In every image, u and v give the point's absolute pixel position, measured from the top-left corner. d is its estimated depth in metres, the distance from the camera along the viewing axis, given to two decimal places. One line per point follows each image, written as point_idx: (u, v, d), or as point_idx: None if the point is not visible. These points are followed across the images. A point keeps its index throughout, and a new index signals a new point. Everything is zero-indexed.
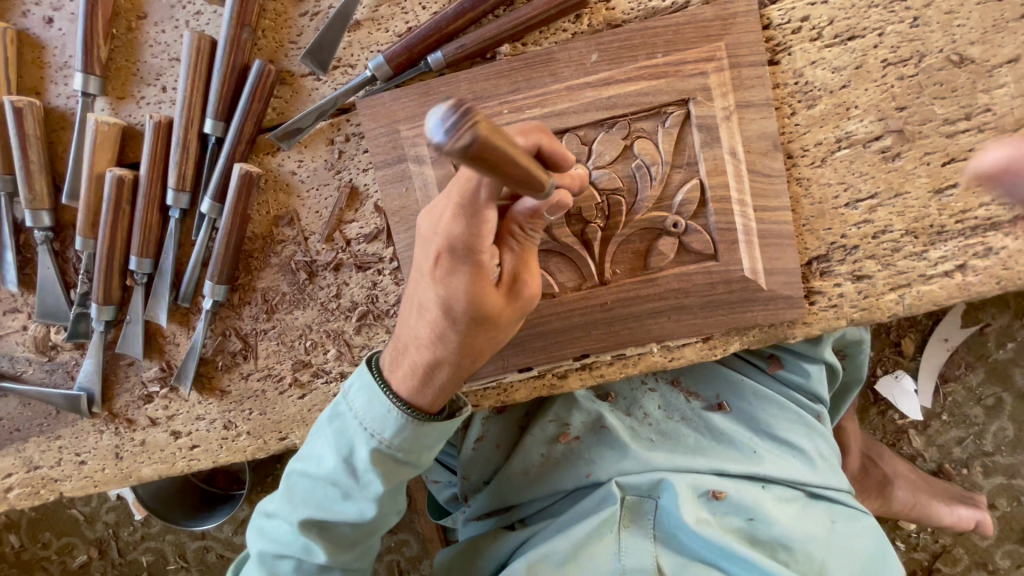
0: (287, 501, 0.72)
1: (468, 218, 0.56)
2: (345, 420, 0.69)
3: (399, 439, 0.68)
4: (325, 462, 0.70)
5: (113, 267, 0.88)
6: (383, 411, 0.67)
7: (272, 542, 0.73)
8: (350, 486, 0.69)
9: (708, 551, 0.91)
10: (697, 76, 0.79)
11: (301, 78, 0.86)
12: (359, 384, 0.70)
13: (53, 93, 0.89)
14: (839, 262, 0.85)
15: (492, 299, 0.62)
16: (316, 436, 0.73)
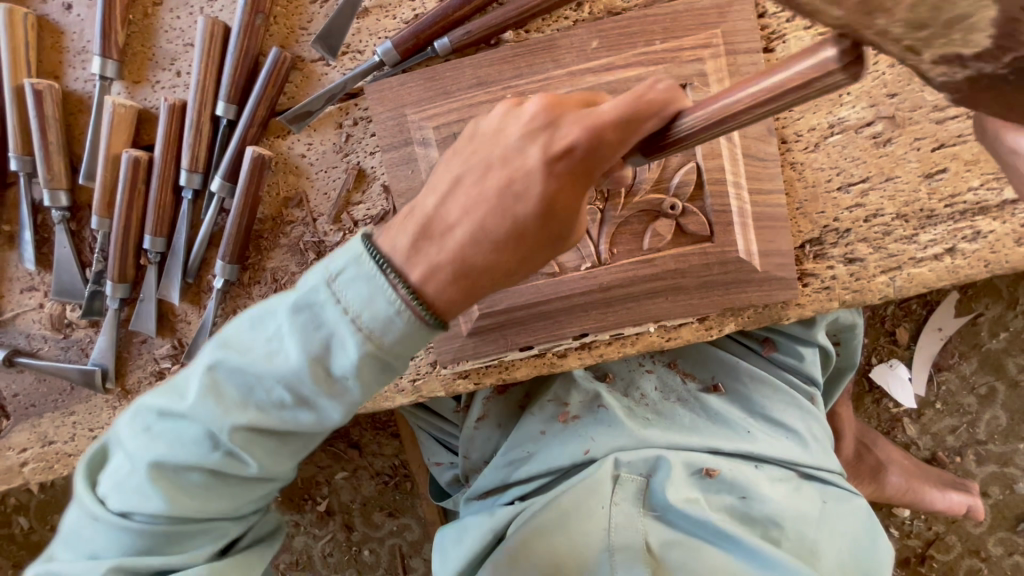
0: (215, 404, 0.58)
1: (624, 132, 0.55)
2: (325, 312, 0.56)
3: (395, 349, 0.57)
4: (284, 362, 0.57)
5: (128, 246, 0.91)
6: (383, 309, 0.55)
7: (180, 449, 0.60)
8: (312, 394, 0.58)
9: (695, 526, 0.94)
10: (694, 62, 0.81)
11: (312, 64, 0.89)
12: (354, 271, 0.56)
13: (72, 77, 0.92)
14: (831, 245, 0.88)
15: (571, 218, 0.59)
16: (271, 328, 0.58)
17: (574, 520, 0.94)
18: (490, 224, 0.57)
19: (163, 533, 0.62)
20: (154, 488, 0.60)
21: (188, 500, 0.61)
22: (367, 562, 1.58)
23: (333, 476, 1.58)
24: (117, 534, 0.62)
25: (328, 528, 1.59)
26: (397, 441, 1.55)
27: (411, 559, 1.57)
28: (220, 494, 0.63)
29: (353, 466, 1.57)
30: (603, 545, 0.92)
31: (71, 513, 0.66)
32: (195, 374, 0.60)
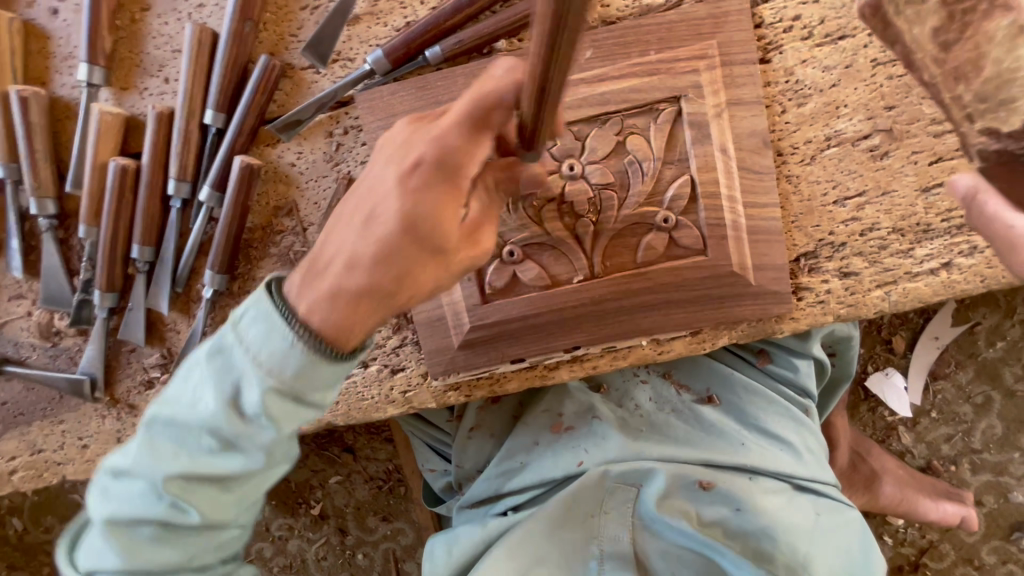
0: (150, 455, 0.62)
1: (470, 132, 0.57)
2: (233, 356, 0.60)
3: (298, 380, 0.59)
4: (203, 409, 0.60)
5: (115, 255, 0.90)
6: (282, 343, 0.58)
7: (128, 503, 0.63)
8: (233, 435, 0.60)
9: (681, 535, 0.97)
10: (689, 74, 0.80)
11: (302, 71, 0.88)
12: (254, 313, 0.60)
13: (58, 83, 0.90)
14: (826, 259, 0.87)
15: (448, 230, 0.59)
16: (192, 380, 0.62)
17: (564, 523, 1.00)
18: (363, 252, 0.59)
19: None
20: (111, 544, 0.63)
21: (142, 555, 0.63)
22: (360, 566, 1.58)
23: (326, 480, 1.57)
24: None
25: (322, 531, 1.59)
26: (391, 445, 1.55)
27: (404, 563, 1.57)
28: (171, 549, 0.63)
29: (346, 470, 1.57)
30: (592, 552, 0.98)
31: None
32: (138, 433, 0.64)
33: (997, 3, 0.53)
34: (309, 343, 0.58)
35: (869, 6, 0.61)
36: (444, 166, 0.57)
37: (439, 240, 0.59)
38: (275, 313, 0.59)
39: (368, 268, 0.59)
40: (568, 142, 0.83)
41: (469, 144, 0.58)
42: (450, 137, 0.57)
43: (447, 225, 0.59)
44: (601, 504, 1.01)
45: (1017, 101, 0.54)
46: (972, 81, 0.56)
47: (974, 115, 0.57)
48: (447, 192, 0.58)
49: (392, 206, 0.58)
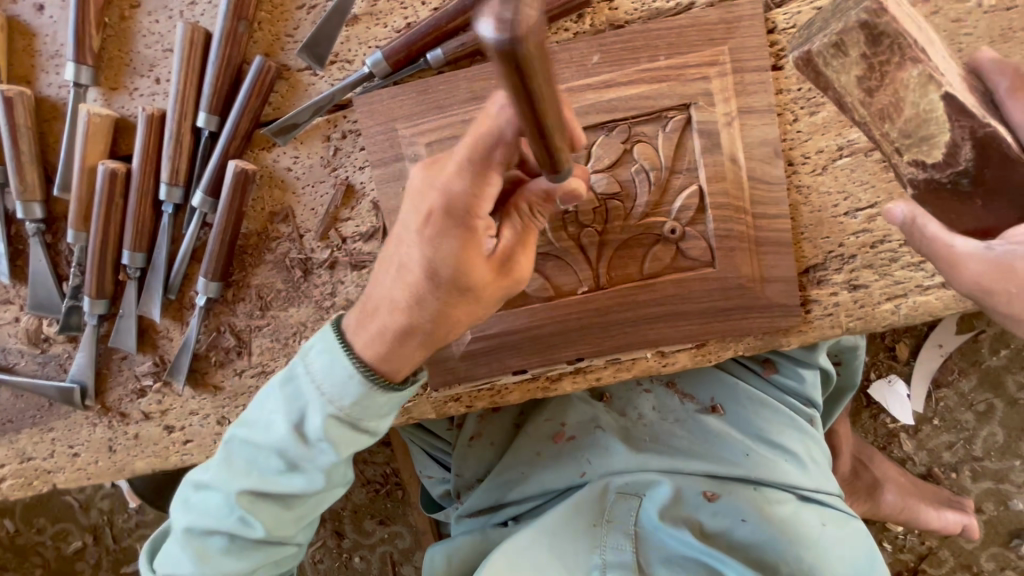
0: (225, 472, 0.69)
1: (474, 177, 0.57)
2: (300, 386, 0.67)
3: (357, 408, 0.66)
4: (273, 433, 0.67)
5: (106, 261, 0.87)
6: (343, 376, 0.65)
7: (203, 515, 0.70)
8: (299, 457, 0.67)
9: (686, 547, 0.94)
10: (699, 81, 0.77)
11: (299, 73, 0.85)
12: (321, 346, 0.67)
13: (44, 83, 0.87)
14: (836, 271, 0.85)
15: (473, 270, 0.62)
16: (264, 405, 0.69)
17: (565, 532, 0.96)
18: (402, 294, 0.64)
19: None
20: (186, 554, 0.69)
21: (211, 563, 0.69)
22: (357, 569, 1.56)
23: None
24: None
25: (318, 534, 1.58)
26: (389, 449, 1.53)
27: (401, 568, 1.55)
28: (237, 560, 0.70)
29: None
30: (594, 563, 0.93)
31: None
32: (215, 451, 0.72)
33: (908, 54, 0.55)
34: (368, 375, 0.65)
35: (800, 57, 0.57)
36: (455, 211, 0.59)
37: (466, 278, 0.62)
38: (337, 347, 0.66)
39: (406, 308, 0.64)
40: (573, 150, 0.80)
41: (471, 184, 0.58)
42: (455, 181, 0.58)
43: (473, 264, 0.61)
44: (603, 514, 0.98)
45: (936, 138, 0.57)
46: (896, 121, 0.57)
47: (902, 149, 0.59)
48: (463, 236, 0.60)
49: (418, 251, 0.61)
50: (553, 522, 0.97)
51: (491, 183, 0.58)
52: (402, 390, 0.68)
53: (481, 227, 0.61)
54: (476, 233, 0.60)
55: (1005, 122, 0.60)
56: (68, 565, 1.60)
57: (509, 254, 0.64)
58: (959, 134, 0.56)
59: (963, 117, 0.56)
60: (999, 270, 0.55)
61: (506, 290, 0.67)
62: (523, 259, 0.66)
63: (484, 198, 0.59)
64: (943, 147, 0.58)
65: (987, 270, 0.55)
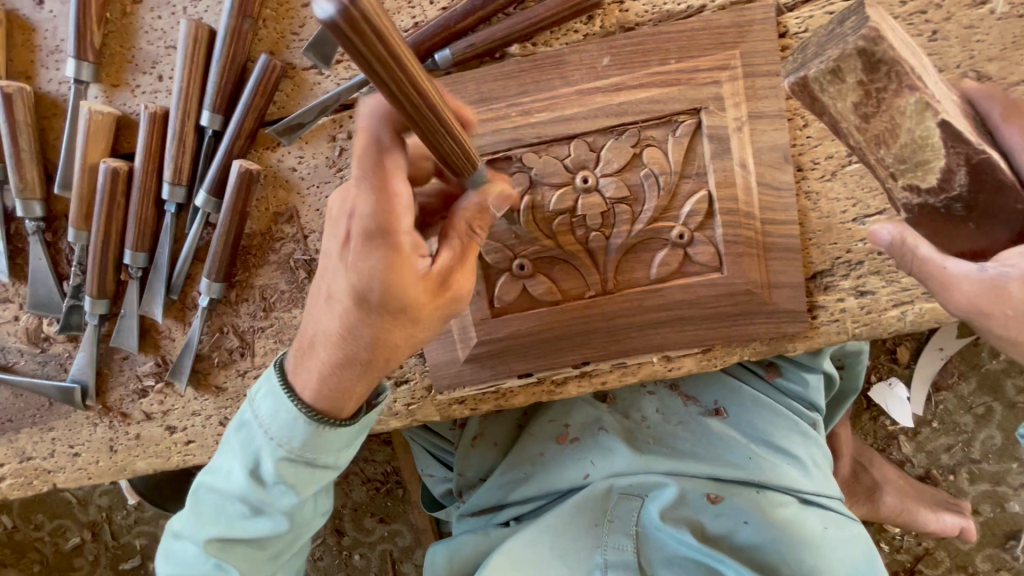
0: (196, 520, 0.72)
1: (377, 193, 0.53)
2: (252, 433, 0.69)
3: (307, 448, 0.68)
4: (232, 482, 0.69)
5: (107, 261, 0.86)
6: (290, 419, 0.66)
7: (182, 563, 0.72)
8: (259, 500, 0.69)
9: (687, 548, 0.94)
10: (710, 85, 0.77)
11: (304, 72, 0.83)
12: (266, 390, 0.69)
13: (44, 78, 0.86)
14: (843, 277, 0.85)
15: (409, 293, 0.59)
16: (223, 455, 0.72)
17: (565, 530, 0.96)
18: (341, 325, 0.62)
19: None
20: None
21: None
22: (357, 566, 1.56)
23: None
24: None
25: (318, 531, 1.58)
26: (390, 447, 1.53)
27: (401, 565, 1.55)
28: None
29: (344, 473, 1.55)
30: (595, 562, 0.93)
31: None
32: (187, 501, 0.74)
33: (906, 81, 0.50)
34: (314, 418, 0.67)
35: (795, 83, 0.52)
36: (374, 235, 0.55)
37: (402, 301, 0.59)
38: (282, 391, 0.68)
39: (348, 336, 0.63)
40: (582, 153, 0.79)
41: (382, 202, 0.54)
42: (367, 203, 0.54)
43: (407, 286, 0.58)
44: (605, 514, 0.98)
45: (931, 164, 0.53)
46: (891, 147, 0.53)
47: (895, 175, 0.55)
48: (390, 260, 0.56)
49: (347, 281, 0.59)
50: (553, 524, 0.97)
51: (401, 197, 0.55)
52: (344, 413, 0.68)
53: (407, 249, 0.57)
54: (403, 254, 0.57)
55: (1001, 147, 0.58)
56: (66, 561, 1.60)
57: (444, 269, 0.61)
58: (955, 160, 0.53)
59: (959, 143, 0.52)
60: (991, 294, 0.55)
61: (447, 306, 0.64)
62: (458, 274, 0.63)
63: (401, 215, 0.55)
64: (939, 173, 0.54)
65: (981, 293, 0.55)
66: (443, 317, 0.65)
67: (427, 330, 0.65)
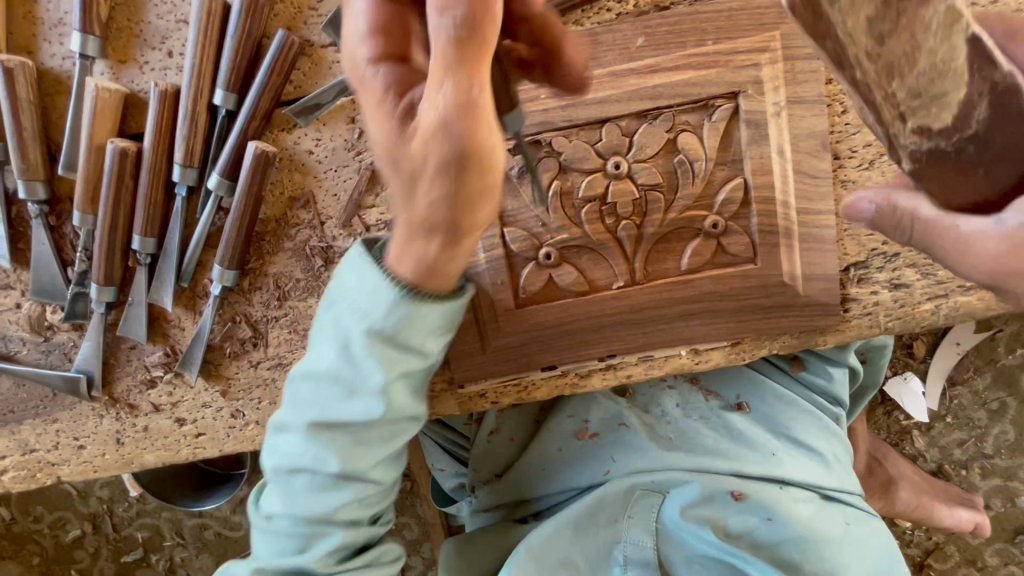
0: (291, 411, 0.68)
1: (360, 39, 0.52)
2: (340, 311, 0.64)
3: (398, 318, 0.60)
4: (325, 364, 0.65)
5: (115, 246, 0.82)
6: (378, 285, 0.60)
7: (283, 455, 0.68)
8: (351, 380, 0.64)
9: (707, 546, 0.93)
10: (749, 68, 0.74)
11: (322, 49, 0.80)
12: (353, 266, 0.64)
13: (47, 53, 0.81)
14: (878, 270, 0.83)
15: (394, 134, 0.49)
16: (315, 342, 0.67)
17: (584, 527, 0.95)
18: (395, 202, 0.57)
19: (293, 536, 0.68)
20: (275, 494, 0.69)
21: (300, 501, 0.67)
22: None
23: None
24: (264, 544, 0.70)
25: None
26: None
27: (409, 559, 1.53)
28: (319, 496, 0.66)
29: None
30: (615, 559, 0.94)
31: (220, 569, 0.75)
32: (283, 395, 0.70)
33: None
34: (402, 285, 0.59)
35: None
36: (359, 85, 0.53)
37: (394, 148, 0.50)
38: (371, 264, 0.62)
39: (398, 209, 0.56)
40: (614, 138, 0.76)
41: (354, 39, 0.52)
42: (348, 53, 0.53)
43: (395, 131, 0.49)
44: (624, 510, 0.97)
45: (948, 96, 0.44)
46: (908, 76, 0.44)
47: (906, 114, 0.46)
48: (374, 103, 0.51)
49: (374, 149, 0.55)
50: (572, 521, 0.95)
51: (381, 26, 0.52)
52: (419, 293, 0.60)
53: (392, 83, 0.51)
54: (391, 92, 0.50)
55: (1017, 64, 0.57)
56: (66, 553, 1.57)
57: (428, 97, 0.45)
58: (977, 89, 0.43)
59: (985, 67, 0.43)
60: (1014, 248, 0.48)
61: (451, 153, 0.46)
62: (437, 102, 0.44)
63: (371, 45, 0.51)
64: (955, 107, 0.44)
65: (1002, 248, 0.48)
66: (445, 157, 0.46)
67: (457, 192, 0.49)
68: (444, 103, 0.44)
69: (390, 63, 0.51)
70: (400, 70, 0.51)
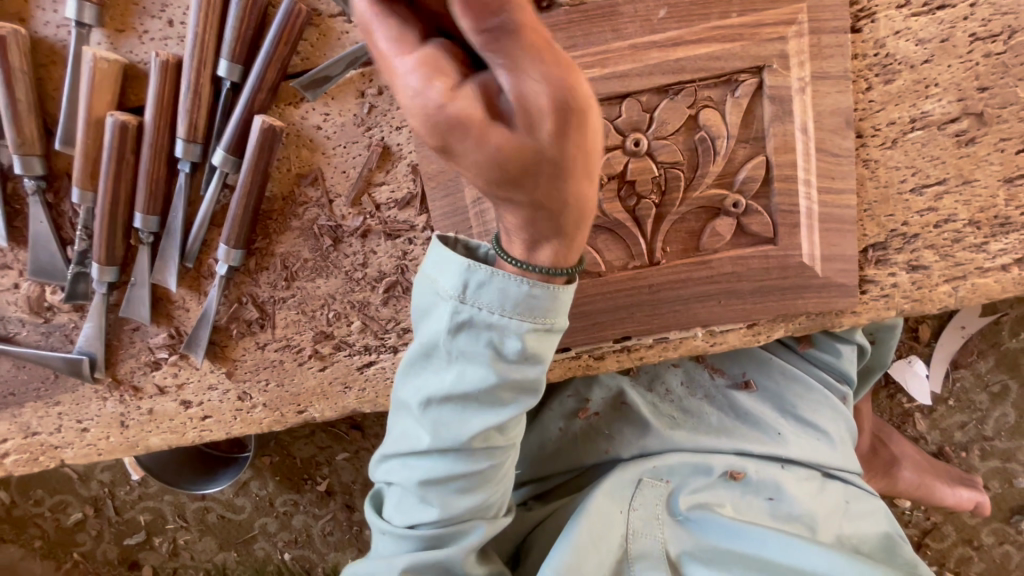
0: (433, 431, 0.64)
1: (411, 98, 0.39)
2: (477, 324, 0.58)
3: (555, 313, 0.57)
4: (471, 381, 0.60)
5: (116, 225, 0.80)
6: (525, 292, 0.55)
7: (433, 466, 0.67)
8: (507, 389, 0.61)
9: (715, 532, 0.89)
10: (775, 41, 0.72)
11: (331, 19, 0.76)
12: (479, 282, 0.56)
13: (41, 21, 0.77)
14: (896, 251, 0.81)
15: (506, 143, 0.40)
16: (440, 357, 0.61)
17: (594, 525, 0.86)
18: (510, 215, 0.49)
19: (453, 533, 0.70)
20: (429, 504, 0.69)
21: (454, 502, 0.68)
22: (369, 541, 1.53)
23: (333, 457, 1.49)
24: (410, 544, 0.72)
25: (327, 508, 1.52)
26: None
27: None
28: (478, 490, 0.69)
29: (354, 448, 1.48)
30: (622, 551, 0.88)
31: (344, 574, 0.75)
32: (412, 415, 0.67)
33: None
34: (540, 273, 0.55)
35: None
36: (443, 137, 0.40)
37: (520, 160, 0.41)
38: (501, 270, 0.55)
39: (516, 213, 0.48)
40: (634, 114, 0.74)
41: (404, 77, 0.39)
42: (406, 110, 0.40)
43: (507, 141, 0.40)
44: (629, 501, 0.91)
45: None
46: None
47: None
48: (464, 134, 0.40)
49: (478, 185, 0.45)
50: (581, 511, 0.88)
51: (423, 53, 0.39)
52: (554, 264, 0.54)
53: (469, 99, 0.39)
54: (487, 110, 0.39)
55: None
56: (68, 537, 1.56)
57: (518, 78, 0.38)
58: None
59: None
60: None
61: (567, 118, 0.40)
62: (533, 78, 0.38)
63: (431, 81, 0.38)
64: None
65: None
66: (586, 139, 0.42)
67: (586, 154, 0.42)
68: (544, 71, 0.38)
69: (459, 86, 0.39)
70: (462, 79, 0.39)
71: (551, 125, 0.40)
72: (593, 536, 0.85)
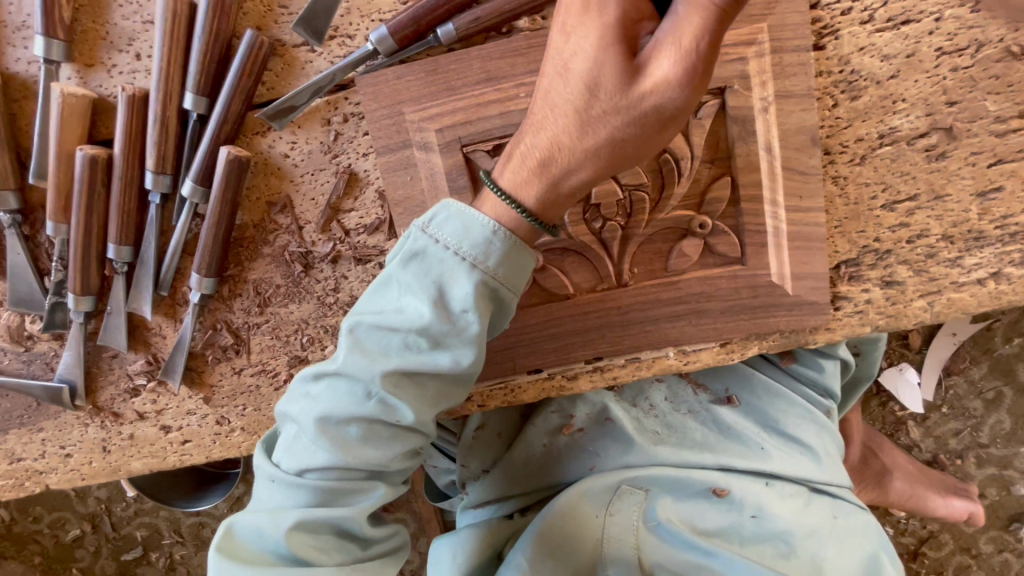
0: (360, 356, 0.62)
1: None
2: (429, 257, 0.60)
3: (502, 271, 0.60)
4: (409, 312, 0.60)
5: (90, 255, 0.81)
6: (484, 235, 0.59)
7: (338, 402, 0.63)
8: (441, 333, 0.60)
9: (687, 546, 0.88)
10: (736, 62, 0.71)
11: (294, 49, 0.77)
12: (446, 215, 0.60)
13: (12, 57, 0.79)
14: (869, 267, 0.81)
15: (618, 77, 0.51)
16: (389, 288, 0.63)
17: (565, 529, 0.90)
18: (541, 120, 0.56)
19: (331, 492, 0.64)
20: (321, 443, 0.63)
21: (352, 452, 0.63)
22: None
23: None
24: (290, 499, 0.65)
25: None
26: None
27: None
28: (377, 448, 0.64)
29: None
30: (593, 558, 0.90)
31: (226, 525, 0.67)
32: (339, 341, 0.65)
33: None
34: (522, 211, 0.58)
35: None
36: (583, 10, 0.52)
37: (607, 81, 0.52)
38: (470, 209, 0.60)
39: (552, 125, 0.55)
40: None
41: None
42: None
43: (603, 72, 0.52)
44: (606, 506, 0.91)
45: None
46: None
47: None
48: (598, 41, 0.51)
49: (555, 74, 0.54)
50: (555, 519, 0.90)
51: None
52: (537, 214, 0.59)
53: (624, 27, 0.51)
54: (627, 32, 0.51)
55: None
56: (67, 552, 1.57)
57: (666, 54, 0.50)
58: None
59: None
60: None
61: (661, 111, 0.52)
62: (675, 57, 0.49)
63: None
64: None
65: None
66: (652, 125, 0.53)
67: (640, 133, 0.53)
68: (682, 66, 0.49)
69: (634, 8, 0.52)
70: (635, 21, 0.52)
71: (652, 98, 0.51)
72: (562, 536, 0.90)
